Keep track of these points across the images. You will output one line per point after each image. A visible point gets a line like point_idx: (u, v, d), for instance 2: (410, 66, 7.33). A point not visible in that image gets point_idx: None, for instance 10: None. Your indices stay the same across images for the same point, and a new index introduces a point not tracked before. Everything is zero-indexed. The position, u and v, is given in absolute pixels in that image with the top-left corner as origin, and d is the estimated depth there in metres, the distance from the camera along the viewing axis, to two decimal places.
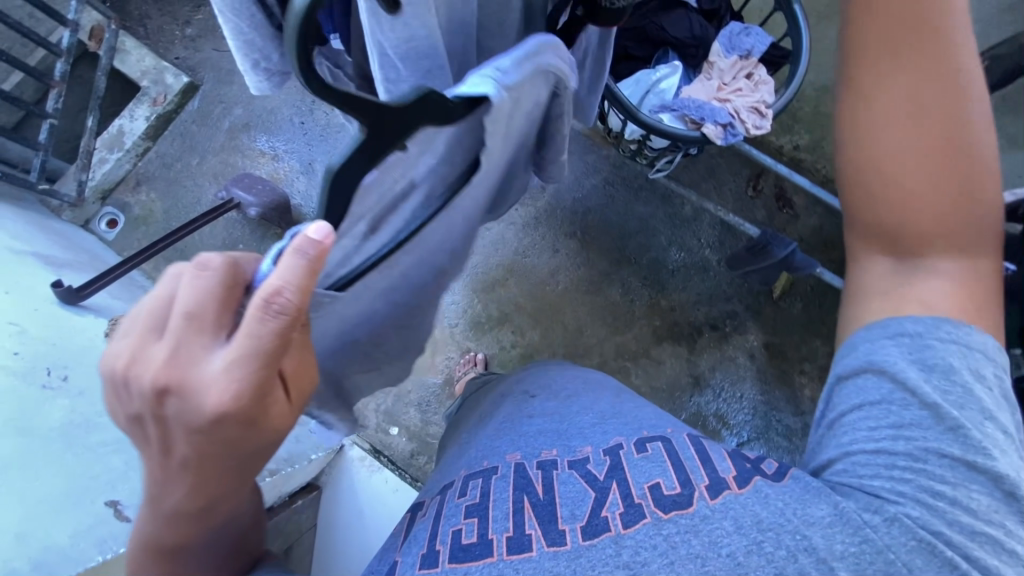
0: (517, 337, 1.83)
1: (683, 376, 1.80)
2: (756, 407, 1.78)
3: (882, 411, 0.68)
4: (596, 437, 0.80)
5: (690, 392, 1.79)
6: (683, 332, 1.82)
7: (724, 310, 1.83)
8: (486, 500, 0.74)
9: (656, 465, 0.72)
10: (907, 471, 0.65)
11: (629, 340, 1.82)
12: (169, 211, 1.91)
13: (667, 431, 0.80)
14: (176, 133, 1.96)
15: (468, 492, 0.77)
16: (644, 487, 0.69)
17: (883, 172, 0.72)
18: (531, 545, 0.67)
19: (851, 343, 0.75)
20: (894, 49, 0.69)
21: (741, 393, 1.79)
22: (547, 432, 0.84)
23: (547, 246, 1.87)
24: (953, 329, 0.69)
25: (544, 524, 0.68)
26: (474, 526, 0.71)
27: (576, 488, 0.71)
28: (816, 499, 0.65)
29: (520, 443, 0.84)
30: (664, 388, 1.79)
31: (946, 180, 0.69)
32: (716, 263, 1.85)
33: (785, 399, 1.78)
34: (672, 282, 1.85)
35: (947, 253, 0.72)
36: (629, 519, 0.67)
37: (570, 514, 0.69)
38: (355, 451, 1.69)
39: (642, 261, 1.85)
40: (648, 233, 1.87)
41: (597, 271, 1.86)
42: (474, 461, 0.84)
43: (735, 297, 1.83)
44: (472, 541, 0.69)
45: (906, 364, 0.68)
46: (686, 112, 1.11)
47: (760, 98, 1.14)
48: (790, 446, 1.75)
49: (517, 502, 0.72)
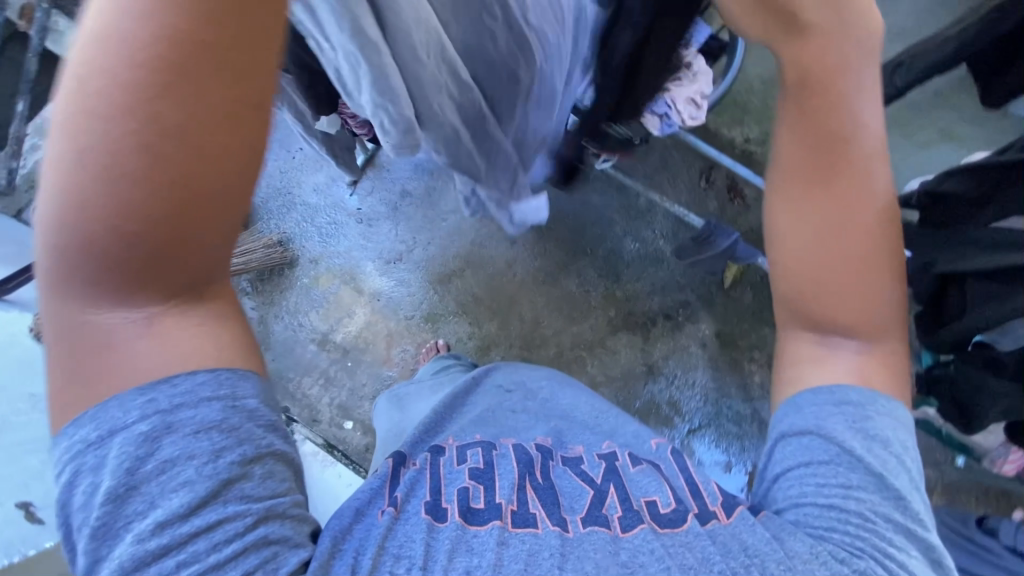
0: (474, 329, 1.82)
1: (637, 365, 1.83)
2: (708, 393, 1.82)
3: (822, 466, 0.67)
4: (591, 443, 0.89)
5: (644, 380, 1.82)
6: (638, 321, 1.85)
7: (671, 300, 1.86)
8: (490, 470, 0.78)
9: (651, 481, 0.77)
10: (862, 530, 0.63)
11: (585, 330, 1.84)
12: None
13: (653, 451, 0.88)
14: None
15: (468, 458, 0.81)
16: (642, 499, 0.73)
17: (803, 221, 0.69)
18: (535, 523, 0.69)
19: (794, 405, 0.73)
20: (805, 106, 0.68)
21: (694, 380, 1.83)
22: (533, 427, 0.94)
23: (505, 237, 1.87)
24: (886, 404, 0.70)
25: (546, 507, 0.72)
26: (480, 491, 0.73)
27: (575, 484, 0.77)
28: (791, 533, 0.65)
29: (511, 432, 0.92)
30: (619, 377, 1.82)
31: (851, 239, 0.68)
32: (669, 253, 1.87)
33: (736, 386, 1.82)
34: (628, 272, 1.87)
35: (860, 331, 0.72)
36: (627, 522, 0.70)
37: (572, 506, 0.73)
38: (308, 446, 1.63)
39: (598, 252, 1.87)
40: (604, 224, 1.89)
41: (554, 262, 1.87)
42: (461, 441, 0.89)
43: (688, 287, 1.87)
44: (480, 506, 0.71)
45: (848, 432, 0.67)
46: (622, 105, 1.13)
47: (698, 88, 1.10)
48: (740, 431, 1.79)
49: (519, 482, 0.76)
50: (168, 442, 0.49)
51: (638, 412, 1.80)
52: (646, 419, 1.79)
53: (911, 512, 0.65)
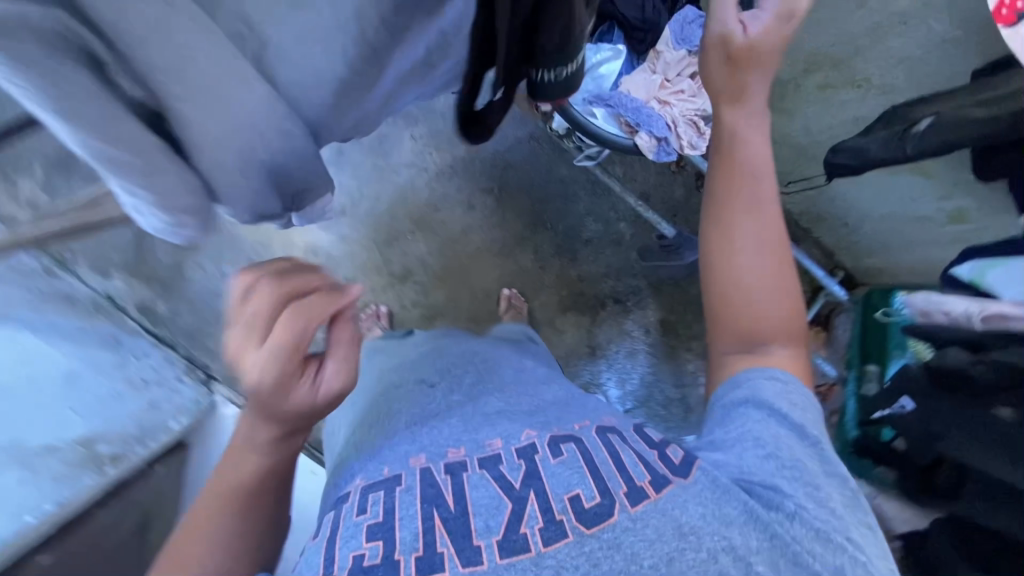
0: (420, 296, 1.73)
1: (581, 346, 1.83)
2: (645, 378, 1.85)
3: (748, 410, 0.66)
4: (507, 430, 0.69)
5: (585, 361, 1.83)
6: (588, 303, 1.83)
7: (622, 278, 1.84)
8: (390, 520, 0.59)
9: (574, 471, 0.62)
10: (787, 473, 0.61)
11: (534, 307, 1.80)
12: None
13: (574, 427, 0.70)
14: None
15: (368, 507, 0.61)
16: (563, 498, 0.59)
17: (732, 260, 0.70)
18: (443, 566, 0.55)
19: (735, 379, 0.70)
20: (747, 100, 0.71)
21: (635, 365, 1.85)
22: (441, 430, 0.72)
23: (463, 201, 1.76)
24: (790, 383, 0.67)
25: (459, 540, 0.57)
26: (379, 548, 0.56)
27: (490, 494, 0.61)
28: (725, 493, 0.60)
29: (398, 454, 0.69)
30: (562, 356, 1.82)
31: (737, 208, 0.70)
32: (629, 237, 1.83)
33: (671, 373, 1.86)
34: (584, 252, 1.82)
35: (784, 339, 0.70)
36: (548, 536, 0.56)
37: (488, 527, 0.58)
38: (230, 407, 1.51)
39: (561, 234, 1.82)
40: (567, 198, 1.81)
41: (512, 234, 1.78)
42: (370, 470, 0.68)
43: (641, 273, 1.85)
44: (375, 562, 0.55)
45: (779, 402, 0.65)
46: (622, 113, 1.09)
47: (700, 108, 1.10)
48: (667, 414, 1.84)
49: (425, 521, 0.58)
50: None
51: None
52: None
53: (818, 442, 0.64)
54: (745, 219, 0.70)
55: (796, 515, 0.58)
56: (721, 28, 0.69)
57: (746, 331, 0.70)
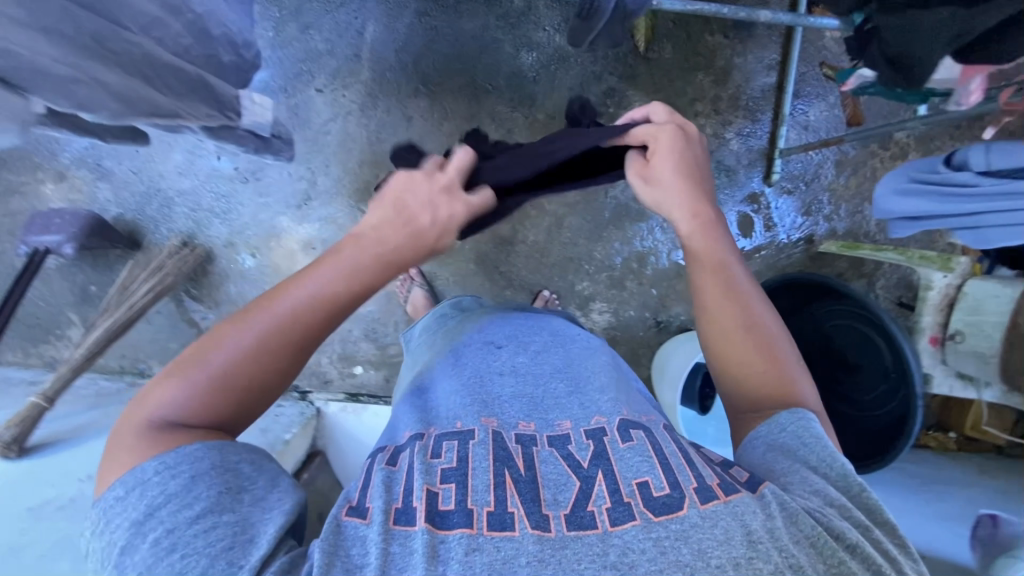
0: None
1: (791, 158, 1.50)
2: (833, 189, 1.50)
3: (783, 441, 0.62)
4: (576, 411, 0.68)
5: (806, 173, 1.51)
6: (763, 101, 1.47)
7: (806, 54, 1.46)
8: (465, 466, 0.60)
9: (643, 459, 0.59)
10: (829, 551, 0.51)
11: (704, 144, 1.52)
12: (43, 316, 1.36)
13: (642, 417, 0.68)
14: None
15: (442, 453, 0.62)
16: (632, 484, 0.57)
17: (737, 329, 0.70)
18: (513, 525, 0.53)
19: (779, 424, 0.63)
20: (767, 314, 0.71)
21: (819, 172, 1.51)
22: (521, 399, 0.71)
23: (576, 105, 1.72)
24: (792, 418, 0.63)
25: (527, 504, 0.56)
26: (451, 491, 0.57)
27: (557, 472, 0.60)
28: (795, 513, 0.53)
29: (493, 409, 0.69)
30: (786, 178, 1.51)
31: (769, 381, 0.67)
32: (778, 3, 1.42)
33: (868, 163, 1.49)
34: (737, 48, 1.44)
35: (788, 385, 0.67)
36: (617, 517, 0.54)
37: (555, 500, 0.56)
38: None
39: (715, 63, 1.44)
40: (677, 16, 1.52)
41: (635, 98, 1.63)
42: (444, 421, 0.68)
43: (810, 40, 1.46)
44: (449, 508, 0.56)
45: (823, 479, 0.57)
46: None
47: None
48: None
49: (497, 476, 0.58)
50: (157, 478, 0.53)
51: (803, 216, 1.52)
52: (778, 234, 1.52)
53: (836, 503, 0.55)
54: (781, 345, 0.70)
55: (856, 546, 0.52)
56: (649, 199, 0.71)
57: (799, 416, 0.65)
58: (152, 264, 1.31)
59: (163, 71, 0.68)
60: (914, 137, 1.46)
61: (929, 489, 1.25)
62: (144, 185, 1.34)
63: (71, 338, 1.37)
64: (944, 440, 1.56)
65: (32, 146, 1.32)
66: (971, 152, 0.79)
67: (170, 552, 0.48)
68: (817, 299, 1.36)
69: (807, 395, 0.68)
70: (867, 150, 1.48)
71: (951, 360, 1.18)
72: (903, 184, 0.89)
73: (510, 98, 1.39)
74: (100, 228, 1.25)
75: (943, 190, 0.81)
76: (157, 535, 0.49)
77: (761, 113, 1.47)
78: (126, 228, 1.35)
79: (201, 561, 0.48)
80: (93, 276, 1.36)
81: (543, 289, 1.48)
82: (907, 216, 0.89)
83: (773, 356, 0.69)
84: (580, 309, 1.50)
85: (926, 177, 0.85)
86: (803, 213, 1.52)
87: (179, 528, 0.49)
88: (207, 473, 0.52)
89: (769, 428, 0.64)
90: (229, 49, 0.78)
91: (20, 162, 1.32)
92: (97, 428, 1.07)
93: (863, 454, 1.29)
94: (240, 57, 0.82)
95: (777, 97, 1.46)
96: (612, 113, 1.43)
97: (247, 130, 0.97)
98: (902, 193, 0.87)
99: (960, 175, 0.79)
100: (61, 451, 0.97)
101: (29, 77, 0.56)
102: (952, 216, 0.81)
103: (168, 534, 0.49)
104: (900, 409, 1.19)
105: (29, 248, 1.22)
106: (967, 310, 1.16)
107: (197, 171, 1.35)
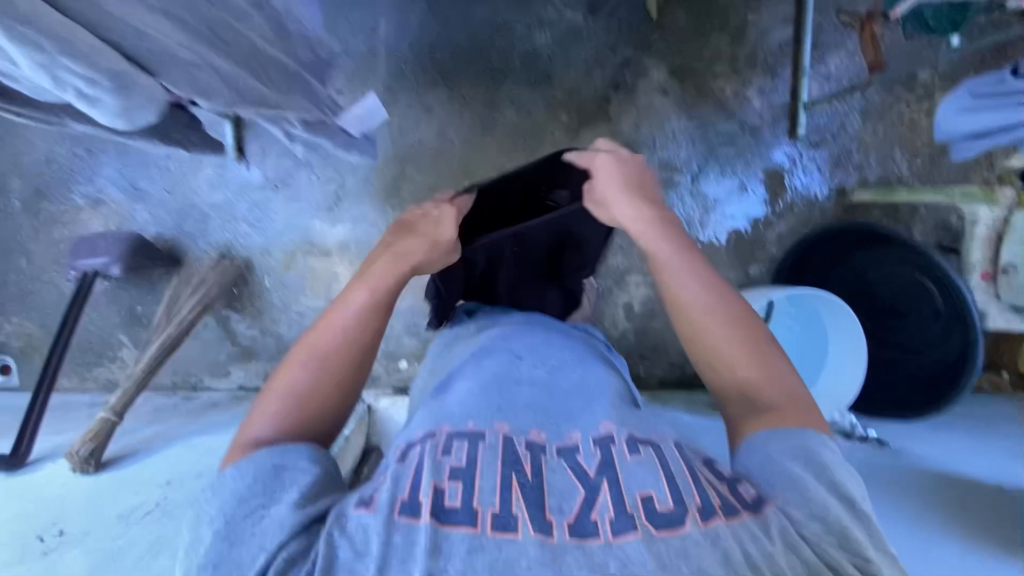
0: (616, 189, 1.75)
1: (815, 111, 1.48)
2: (862, 138, 1.48)
3: (779, 449, 0.57)
4: (589, 421, 0.63)
5: (834, 123, 1.48)
6: (782, 56, 1.45)
7: (820, 5, 1.44)
8: (473, 467, 0.55)
9: (652, 471, 0.54)
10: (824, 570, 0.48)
11: None
12: (94, 337, 1.39)
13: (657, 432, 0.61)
14: (30, 231, 1.37)
15: (451, 451, 0.57)
16: (636, 495, 0.52)
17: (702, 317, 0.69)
18: (517, 526, 0.49)
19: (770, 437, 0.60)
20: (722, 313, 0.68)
21: (847, 123, 1.48)
22: (534, 405, 0.66)
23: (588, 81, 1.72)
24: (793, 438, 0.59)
25: (532, 508, 0.51)
26: (457, 488, 0.53)
27: (564, 479, 0.54)
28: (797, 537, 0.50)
29: (505, 410, 0.64)
30: (813, 132, 1.49)
31: (752, 373, 0.65)
32: None
33: (894, 108, 1.46)
34: (751, 4, 1.42)
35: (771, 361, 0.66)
36: (619, 528, 0.49)
37: (559, 506, 0.52)
38: None
39: (730, 22, 1.43)
40: None
41: None
42: (453, 419, 0.63)
43: None
44: (454, 505, 0.51)
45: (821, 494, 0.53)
46: None
47: None
48: (907, 141, 1.47)
49: (504, 478, 0.54)
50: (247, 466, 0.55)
51: (834, 169, 1.50)
52: (810, 189, 1.50)
53: (840, 528, 0.51)
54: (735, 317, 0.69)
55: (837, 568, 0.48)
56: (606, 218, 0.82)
57: (795, 417, 0.61)
58: (194, 279, 1.33)
59: (265, 63, 0.74)
60: (939, 77, 1.43)
61: (992, 428, 1.23)
62: (179, 203, 1.37)
63: (124, 359, 1.40)
64: (997, 381, 1.53)
65: (71, 175, 1.35)
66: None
67: (220, 538, 0.51)
68: (852, 251, 1.34)
69: (782, 371, 0.65)
70: (892, 94, 1.46)
71: (1007, 294, 1.16)
72: (966, 104, 0.95)
73: (529, 77, 1.39)
74: (144, 247, 1.28)
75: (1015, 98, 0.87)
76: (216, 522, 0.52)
77: (780, 68, 1.45)
78: (166, 247, 1.38)
79: (251, 548, 0.50)
80: (139, 296, 1.38)
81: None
82: (975, 133, 0.95)
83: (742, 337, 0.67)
84: (616, 284, 1.50)
85: (993, 90, 0.90)
86: (833, 165, 1.49)
87: (236, 517, 0.52)
88: (267, 473, 0.55)
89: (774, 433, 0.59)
90: (301, 45, 0.85)
91: (60, 191, 1.36)
92: (165, 438, 1.09)
93: (910, 398, 1.27)
94: (312, 57, 0.89)
95: (795, 50, 1.44)
96: (630, 84, 1.42)
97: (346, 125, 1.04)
98: (969, 110, 0.94)
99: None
100: (131, 463, 0.99)
101: (160, 59, 0.58)
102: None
103: (225, 525, 0.51)
104: (959, 346, 1.16)
105: (78, 272, 1.25)
106: (1017, 242, 1.14)
107: (229, 184, 1.37)
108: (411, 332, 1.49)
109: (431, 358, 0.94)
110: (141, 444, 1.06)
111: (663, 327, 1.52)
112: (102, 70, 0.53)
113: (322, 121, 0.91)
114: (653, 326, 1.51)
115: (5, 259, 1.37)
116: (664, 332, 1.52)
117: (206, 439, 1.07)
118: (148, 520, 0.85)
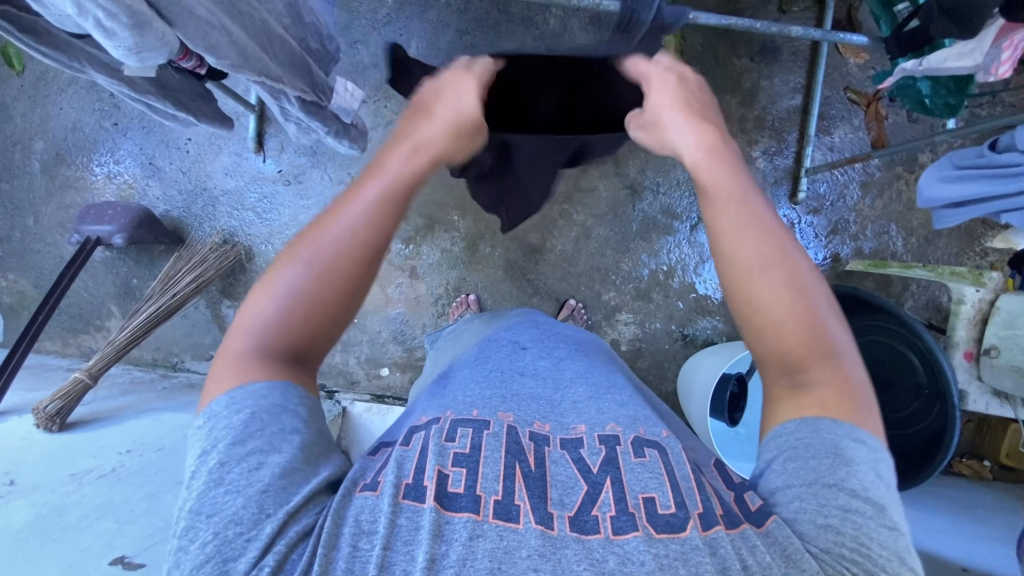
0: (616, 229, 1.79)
1: (817, 180, 1.52)
2: (860, 211, 1.52)
3: (808, 445, 0.49)
4: (593, 417, 0.61)
5: (834, 192, 1.53)
6: (787, 122, 1.50)
7: (830, 80, 1.51)
8: (478, 454, 0.53)
9: (654, 474, 0.52)
10: None
11: None
12: (82, 304, 1.41)
13: (661, 434, 0.59)
14: (41, 194, 1.41)
15: (455, 438, 0.55)
16: (638, 496, 0.50)
17: (750, 258, 0.53)
18: (519, 517, 0.47)
19: (809, 428, 0.50)
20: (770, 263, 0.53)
21: (847, 194, 1.52)
22: (538, 398, 0.63)
23: None
24: (829, 431, 0.49)
25: (534, 499, 0.49)
26: (461, 475, 0.50)
27: (566, 473, 0.53)
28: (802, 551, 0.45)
29: (512, 403, 0.62)
30: (812, 199, 1.53)
31: (802, 338, 0.51)
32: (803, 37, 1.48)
33: (893, 186, 1.51)
34: (761, 72, 1.49)
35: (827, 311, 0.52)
36: (620, 527, 0.47)
37: (562, 500, 0.50)
38: None
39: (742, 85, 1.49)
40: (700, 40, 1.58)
41: None
42: (458, 407, 0.61)
43: (834, 66, 1.50)
44: (457, 491, 0.49)
45: (853, 500, 0.46)
46: None
47: None
48: (903, 219, 1.51)
49: (507, 468, 0.51)
50: (250, 407, 0.47)
51: (830, 236, 1.53)
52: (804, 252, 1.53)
53: (858, 542, 0.45)
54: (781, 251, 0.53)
55: None
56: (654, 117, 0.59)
57: (835, 406, 0.50)
58: (194, 257, 1.35)
59: (275, 43, 0.76)
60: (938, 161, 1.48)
61: (968, 511, 1.20)
62: (191, 184, 1.41)
63: (109, 329, 1.41)
64: (979, 468, 1.50)
65: (92, 144, 1.39)
66: (1015, 136, 0.88)
67: (214, 485, 0.44)
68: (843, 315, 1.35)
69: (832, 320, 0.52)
70: (892, 172, 1.51)
71: (986, 376, 1.16)
72: (947, 172, 0.98)
73: None
74: (148, 221, 1.31)
75: (989, 171, 0.90)
76: (210, 465, 0.45)
77: (786, 134, 1.51)
78: (172, 225, 1.41)
79: (245, 509, 0.43)
80: (136, 270, 1.40)
81: (569, 297, 1.50)
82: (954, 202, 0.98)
83: (795, 287, 0.52)
84: (605, 319, 1.51)
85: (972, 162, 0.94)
86: (830, 232, 1.53)
87: (228, 462, 0.45)
88: (269, 412, 0.47)
89: (799, 425, 0.51)
90: (315, 38, 0.88)
91: (79, 158, 1.40)
92: (134, 410, 1.08)
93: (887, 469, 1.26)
94: (323, 48, 0.92)
95: (802, 119, 1.50)
96: None
97: (331, 111, 1.02)
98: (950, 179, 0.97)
99: (1006, 155, 0.88)
100: (99, 427, 0.99)
101: (174, 9, 0.60)
102: (995, 193, 0.90)
103: (218, 469, 0.44)
104: (936, 424, 1.16)
105: (81, 236, 1.27)
106: (1001, 326, 1.15)
107: (242, 173, 1.40)
108: (398, 342, 1.50)
109: (431, 359, 0.95)
110: (109, 413, 1.06)
111: (648, 369, 1.52)
112: (122, 6, 0.55)
113: (319, 104, 0.94)
114: (637, 366, 1.52)
115: (13, 217, 1.40)
116: (648, 374, 1.52)
117: (177, 418, 1.07)
118: (99, 484, 0.84)
